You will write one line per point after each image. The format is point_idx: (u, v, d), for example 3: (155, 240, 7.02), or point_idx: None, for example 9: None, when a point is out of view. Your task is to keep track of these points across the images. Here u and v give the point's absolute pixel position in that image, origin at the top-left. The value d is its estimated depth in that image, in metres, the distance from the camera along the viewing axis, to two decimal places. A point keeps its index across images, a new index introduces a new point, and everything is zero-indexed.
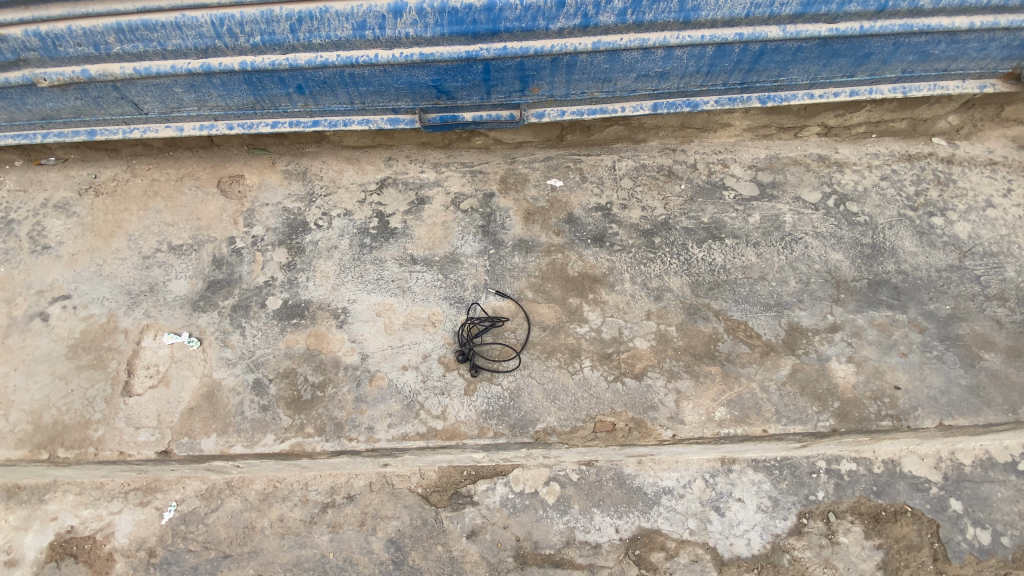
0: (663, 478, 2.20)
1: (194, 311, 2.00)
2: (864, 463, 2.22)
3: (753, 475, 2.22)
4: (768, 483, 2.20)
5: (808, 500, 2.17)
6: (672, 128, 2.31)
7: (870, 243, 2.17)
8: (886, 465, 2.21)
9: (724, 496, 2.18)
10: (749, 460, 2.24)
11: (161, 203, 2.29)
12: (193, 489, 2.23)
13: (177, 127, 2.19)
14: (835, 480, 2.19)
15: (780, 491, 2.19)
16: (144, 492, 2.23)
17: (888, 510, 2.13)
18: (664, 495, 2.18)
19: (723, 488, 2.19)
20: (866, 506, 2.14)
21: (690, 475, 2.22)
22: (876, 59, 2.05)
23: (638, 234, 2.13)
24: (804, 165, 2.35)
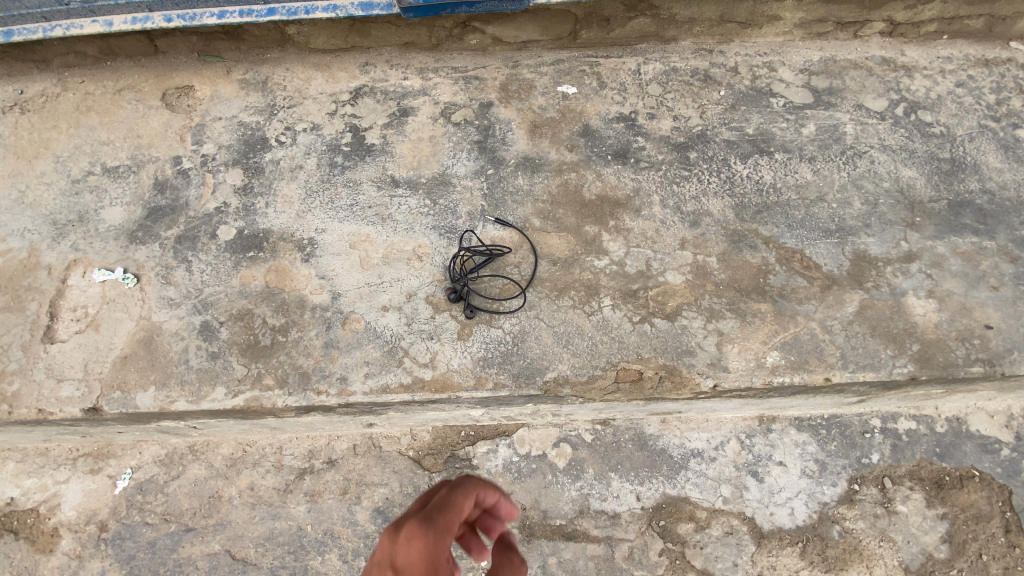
0: (690, 440, 1.87)
1: (131, 244, 1.65)
2: (925, 421, 1.87)
3: (797, 436, 1.87)
4: (814, 445, 1.86)
5: (861, 464, 1.83)
6: (709, 23, 1.89)
7: (949, 157, 1.78)
8: (950, 423, 1.86)
9: (763, 459, 1.85)
10: (791, 419, 1.90)
11: (95, 120, 1.91)
12: (149, 454, 1.91)
13: (105, 22, 1.78)
14: (892, 441, 1.85)
15: (828, 453, 1.85)
16: (94, 459, 1.91)
17: (952, 475, 1.80)
18: (693, 458, 1.86)
19: (762, 451, 1.87)
20: (927, 471, 1.80)
21: (722, 436, 1.88)
22: None
23: (668, 148, 1.75)
24: (866, 70, 1.93)
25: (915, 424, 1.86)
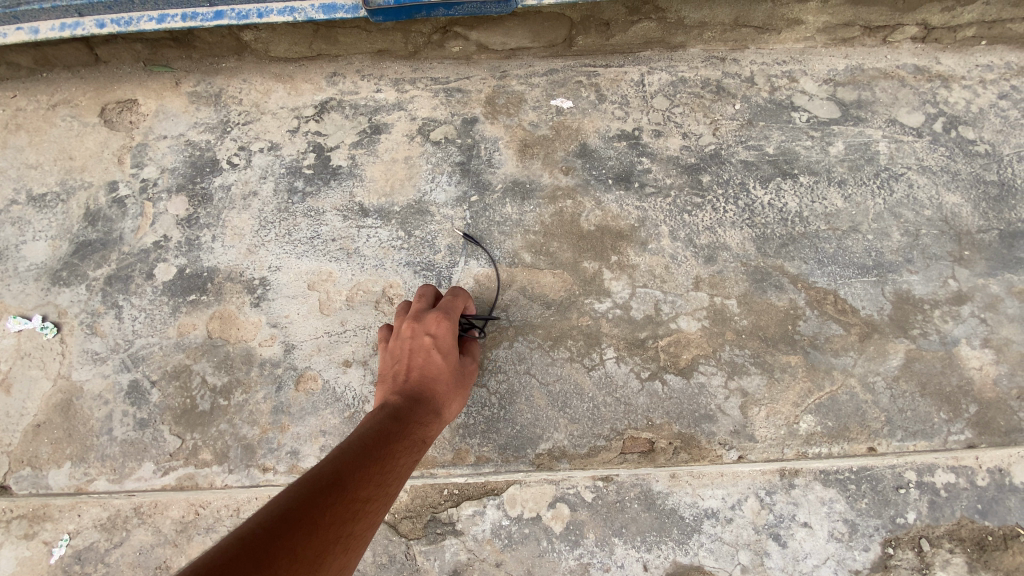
0: (701, 499, 1.26)
1: (53, 286, 1.42)
2: (966, 475, 1.25)
3: (824, 493, 1.26)
4: (843, 505, 1.25)
5: (899, 526, 1.23)
6: (722, 27, 1.67)
7: (996, 181, 1.57)
8: (994, 475, 1.25)
9: (786, 521, 1.25)
10: (815, 471, 1.27)
11: (23, 140, 1.68)
12: (90, 516, 1.24)
13: (31, 28, 1.56)
14: (931, 498, 1.24)
15: (859, 514, 1.24)
16: (29, 522, 1.24)
17: (995, 534, 1.22)
18: (706, 520, 1.26)
19: (785, 511, 1.25)
20: (968, 532, 1.22)
21: (738, 494, 1.26)
22: None
23: (678, 170, 1.53)
24: (898, 80, 1.72)
25: (953, 475, 1.25)
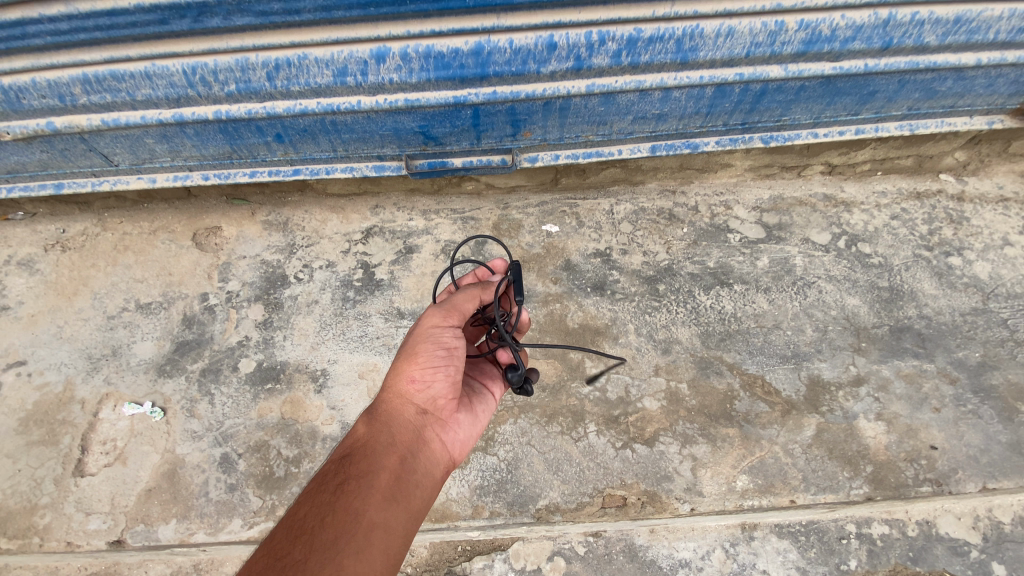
0: (677, 550, 1.57)
1: (159, 377, 1.83)
2: (900, 527, 1.58)
3: (779, 545, 1.56)
4: (795, 553, 1.55)
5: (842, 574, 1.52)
6: (671, 170, 2.20)
7: (887, 286, 2.03)
8: (922, 527, 1.58)
9: (748, 570, 1.54)
10: (772, 524, 1.59)
11: (130, 259, 2.13)
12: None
13: (150, 179, 2.06)
14: (869, 547, 1.55)
15: (810, 561, 1.54)
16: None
17: None
18: (681, 570, 1.55)
19: (747, 561, 1.55)
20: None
21: (708, 546, 1.57)
22: (881, 97, 1.87)
23: (640, 281, 2.00)
24: (810, 206, 2.24)
25: (888, 527, 1.58)
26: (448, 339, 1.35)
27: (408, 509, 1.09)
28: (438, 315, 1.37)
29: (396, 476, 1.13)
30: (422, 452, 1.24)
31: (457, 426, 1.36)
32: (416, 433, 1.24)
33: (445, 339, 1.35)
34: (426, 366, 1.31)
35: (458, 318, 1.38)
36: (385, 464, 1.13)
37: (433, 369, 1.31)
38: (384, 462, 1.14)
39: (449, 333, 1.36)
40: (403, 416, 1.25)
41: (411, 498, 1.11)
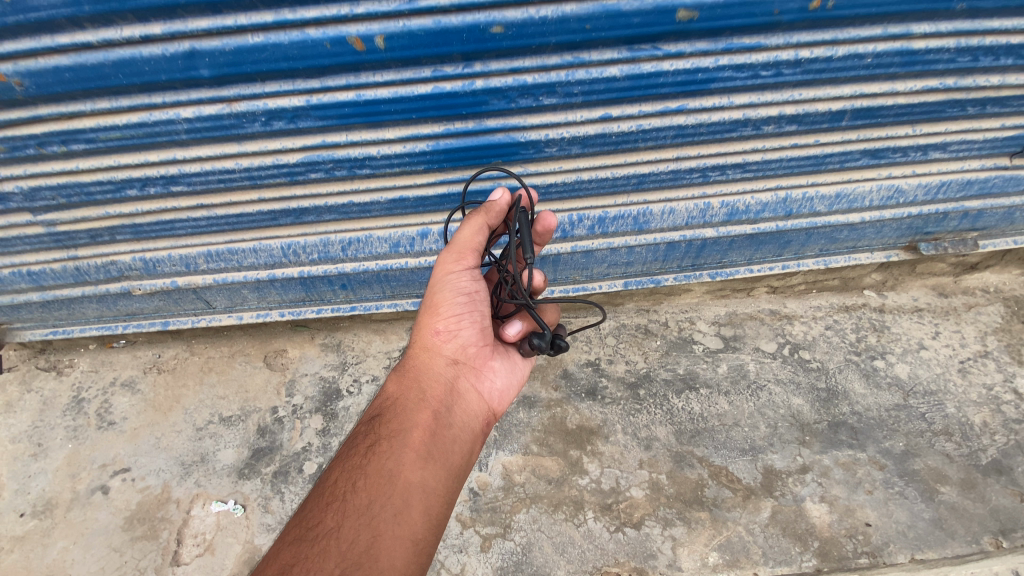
0: None
1: (239, 478, 2.28)
2: None
3: None
4: None
5: None
6: (644, 294, 2.83)
7: (825, 386, 2.51)
8: None
9: None
10: None
11: (213, 379, 2.65)
12: None
13: (238, 316, 2.65)
14: None
15: None
16: None
17: None
18: None
19: None
20: None
21: None
22: (795, 244, 2.50)
23: (624, 386, 2.50)
24: (759, 319, 2.79)
25: None
26: (462, 282, 1.64)
27: (436, 463, 1.43)
28: (450, 263, 1.63)
29: (425, 432, 1.47)
30: (450, 403, 1.60)
31: (486, 373, 1.76)
32: (446, 379, 1.64)
33: (458, 284, 1.64)
34: (447, 316, 1.65)
35: (468, 260, 1.63)
36: (416, 422, 1.49)
37: (455, 319, 1.67)
38: (414, 422, 1.48)
39: (462, 278, 1.64)
40: (434, 367, 1.64)
41: (440, 449, 1.46)
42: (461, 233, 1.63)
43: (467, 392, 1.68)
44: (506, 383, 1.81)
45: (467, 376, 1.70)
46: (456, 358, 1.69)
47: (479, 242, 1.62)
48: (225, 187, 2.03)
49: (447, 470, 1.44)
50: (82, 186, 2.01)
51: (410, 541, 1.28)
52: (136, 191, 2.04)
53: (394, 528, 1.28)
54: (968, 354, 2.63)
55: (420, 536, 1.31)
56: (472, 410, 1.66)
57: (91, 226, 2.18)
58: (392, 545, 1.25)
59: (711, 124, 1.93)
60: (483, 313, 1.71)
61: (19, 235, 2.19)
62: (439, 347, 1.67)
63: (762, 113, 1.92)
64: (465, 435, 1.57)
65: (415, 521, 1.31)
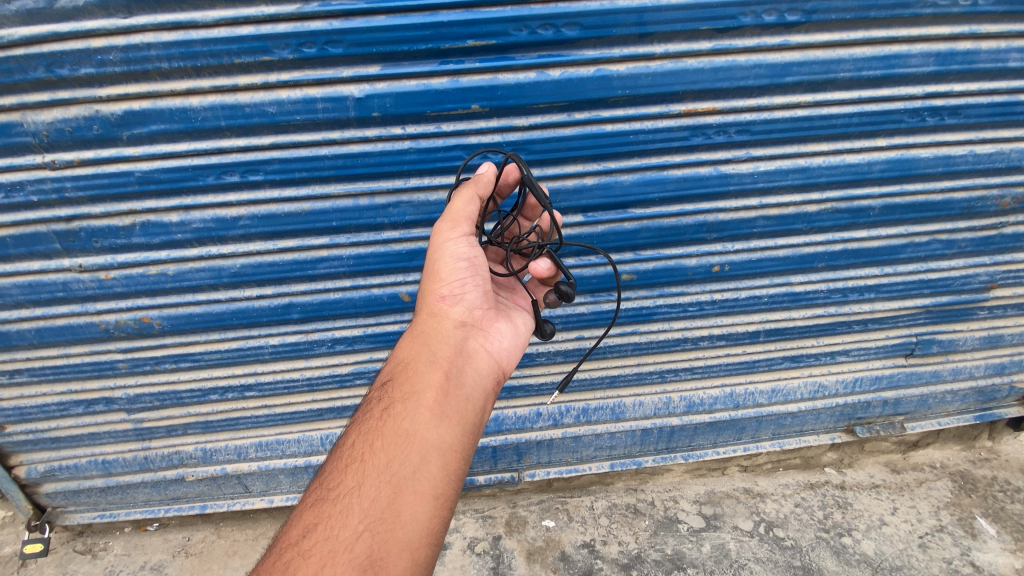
0: None
1: None
2: None
3: None
4: None
5: None
6: (630, 473, 3.19)
7: (800, 564, 2.74)
8: None
9: None
10: None
11: (237, 562, 2.88)
12: None
13: (269, 498, 3.00)
14: None
15: None
16: None
17: None
18: None
19: None
20: None
21: None
22: (750, 429, 3.00)
23: (618, 567, 2.74)
24: (735, 497, 3.11)
25: None
26: (460, 247, 1.64)
27: (453, 421, 1.41)
28: (445, 232, 1.62)
29: (437, 392, 1.45)
30: (462, 363, 1.56)
31: (493, 334, 1.73)
32: (453, 339, 1.59)
33: (457, 250, 1.64)
34: (450, 281, 1.64)
35: (463, 227, 1.63)
36: (429, 381, 1.47)
37: (457, 284, 1.65)
38: (426, 383, 1.46)
39: (461, 244, 1.64)
40: (440, 330, 1.60)
41: (454, 405, 1.44)
42: (454, 203, 1.64)
43: (477, 352, 1.63)
44: (515, 343, 1.78)
45: (475, 339, 1.66)
46: (464, 321, 1.66)
47: (473, 211, 1.64)
48: (288, 390, 2.64)
49: (463, 426, 1.42)
50: (176, 392, 2.59)
51: (432, 496, 1.30)
52: (218, 395, 2.62)
53: (414, 484, 1.29)
54: (926, 529, 2.86)
55: (441, 490, 1.31)
56: (485, 370, 1.62)
57: (171, 422, 2.70)
58: (413, 500, 1.28)
59: (659, 340, 2.61)
60: (484, 277, 1.71)
61: (109, 430, 2.69)
62: (445, 311, 1.64)
63: (696, 332, 2.62)
64: (479, 393, 1.54)
65: (433, 477, 1.31)
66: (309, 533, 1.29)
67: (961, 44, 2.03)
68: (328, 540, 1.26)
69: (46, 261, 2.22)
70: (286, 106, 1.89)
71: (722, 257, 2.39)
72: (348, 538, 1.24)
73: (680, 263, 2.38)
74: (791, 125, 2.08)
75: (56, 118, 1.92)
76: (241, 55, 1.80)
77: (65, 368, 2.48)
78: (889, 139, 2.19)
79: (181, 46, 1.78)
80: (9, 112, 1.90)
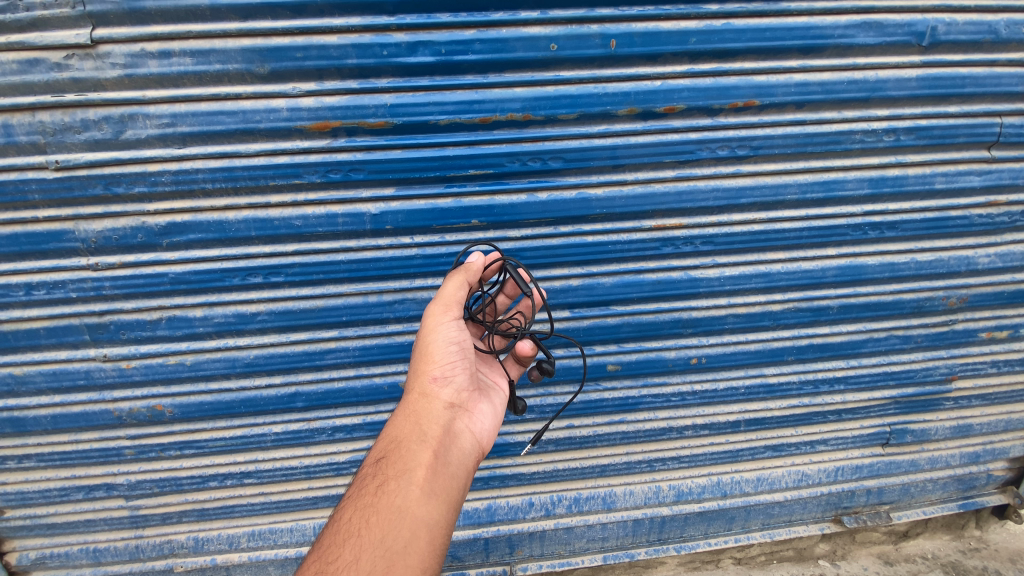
0: None
1: None
2: None
3: None
4: None
5: None
6: (624, 566, 3.13)
7: None
8: None
9: None
10: None
11: None
12: None
13: None
14: None
15: None
16: None
17: None
18: None
19: None
20: None
21: None
22: (740, 519, 3.04)
23: None
24: None
25: None
26: (451, 330, 1.82)
27: (440, 499, 1.54)
28: (438, 316, 1.80)
29: (428, 470, 1.58)
30: (449, 443, 1.70)
31: (475, 414, 1.87)
32: (442, 418, 1.73)
33: (448, 333, 1.81)
34: (441, 362, 1.80)
35: (454, 311, 1.81)
36: (419, 461, 1.60)
37: (447, 364, 1.81)
38: (418, 461, 1.60)
39: (452, 326, 1.81)
40: (429, 408, 1.73)
41: (441, 483, 1.58)
42: (445, 288, 1.82)
43: (462, 432, 1.78)
44: (494, 424, 1.93)
45: (461, 419, 1.81)
46: (452, 401, 1.81)
47: (462, 296, 1.82)
48: (286, 477, 2.71)
49: (449, 503, 1.56)
50: (177, 478, 2.65)
51: (421, 570, 1.41)
52: (217, 482, 2.69)
53: (406, 558, 1.41)
54: None
55: (428, 565, 1.42)
56: (468, 450, 1.76)
57: (167, 510, 2.73)
58: (405, 573, 1.38)
59: (645, 429, 2.75)
60: (469, 359, 1.88)
61: (105, 517, 2.71)
62: (436, 392, 1.78)
63: (680, 421, 2.76)
64: (463, 472, 1.68)
65: (422, 552, 1.44)
66: None
67: (890, 171, 2.38)
68: None
69: (73, 350, 2.39)
70: (310, 220, 2.18)
71: (699, 351, 2.61)
72: None
73: (660, 356, 2.59)
74: (749, 238, 2.39)
75: (106, 227, 2.17)
76: (276, 178, 2.11)
77: (73, 453, 2.57)
78: (838, 249, 2.49)
79: (225, 171, 2.09)
80: (64, 221, 2.16)
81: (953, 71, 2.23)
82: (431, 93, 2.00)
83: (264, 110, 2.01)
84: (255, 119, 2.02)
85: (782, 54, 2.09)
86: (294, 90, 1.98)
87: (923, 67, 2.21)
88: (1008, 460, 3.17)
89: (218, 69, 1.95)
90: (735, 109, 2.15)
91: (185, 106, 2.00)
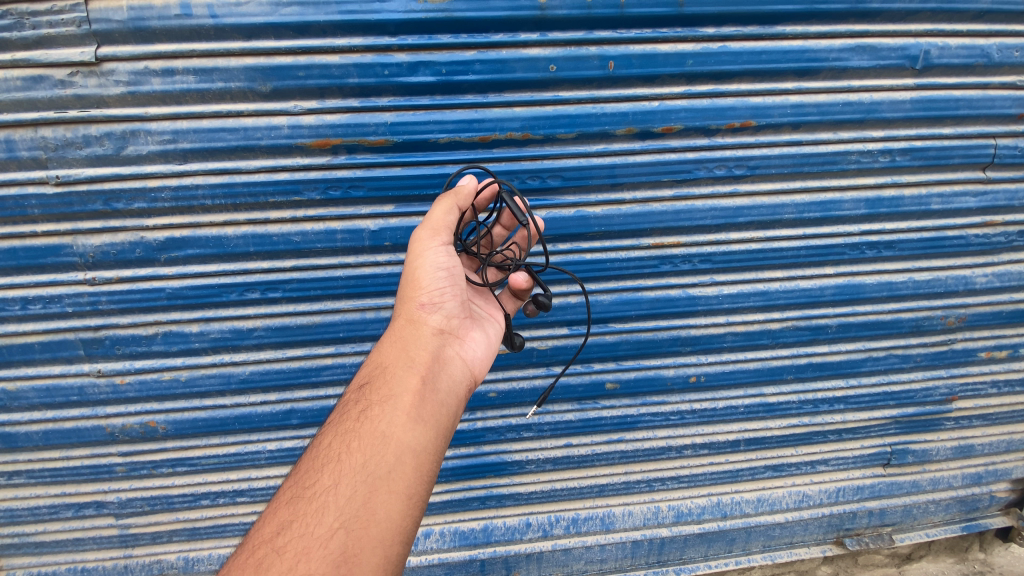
0: None
1: None
2: None
3: None
4: None
5: None
6: None
7: None
8: None
9: None
10: None
11: None
12: None
13: None
14: None
15: None
16: None
17: None
18: None
19: None
20: None
21: None
22: (740, 541, 2.98)
23: None
24: None
25: None
26: (439, 257, 1.70)
27: (428, 424, 1.47)
28: (425, 241, 1.69)
29: (414, 396, 1.50)
30: (438, 369, 1.62)
31: (467, 345, 1.80)
32: (430, 344, 1.65)
33: (437, 259, 1.70)
34: (429, 289, 1.69)
35: (443, 236, 1.70)
36: (406, 386, 1.52)
37: (435, 291, 1.70)
38: (404, 387, 1.52)
39: (440, 252, 1.69)
40: (416, 335, 1.65)
41: (429, 408, 1.50)
42: (433, 213, 1.71)
43: (452, 359, 1.70)
44: (488, 352, 1.87)
45: (451, 346, 1.73)
46: (441, 329, 1.72)
47: (451, 221, 1.71)
48: None
49: (437, 430, 1.48)
50: (168, 496, 2.61)
51: (406, 496, 1.36)
52: (209, 501, 2.64)
53: (390, 483, 1.35)
54: None
55: (414, 490, 1.37)
56: (459, 377, 1.69)
57: (157, 529, 2.67)
58: (388, 499, 1.33)
59: (644, 448, 2.72)
60: (460, 287, 1.77)
61: (94, 536, 2.65)
62: (424, 319, 1.69)
63: (678, 440, 2.74)
64: (453, 399, 1.61)
65: (408, 478, 1.37)
66: (283, 529, 1.33)
67: (886, 192, 2.40)
68: (303, 537, 1.29)
69: (67, 365, 2.37)
70: (309, 236, 2.19)
71: (698, 369, 2.60)
72: (323, 534, 1.28)
73: (659, 374, 2.57)
74: (747, 257, 2.40)
75: (104, 242, 2.17)
76: (275, 195, 2.12)
77: (63, 470, 2.53)
78: (836, 268, 2.50)
79: (225, 188, 2.10)
80: (62, 236, 2.16)
81: (947, 94, 2.26)
82: (431, 112, 2.02)
83: (265, 127, 2.02)
84: (256, 136, 2.03)
85: (777, 76, 2.12)
86: (295, 108, 2.00)
87: (916, 90, 2.24)
88: (1010, 481, 3.13)
89: (220, 86, 1.97)
90: (732, 129, 2.18)
91: (186, 123, 2.02)
